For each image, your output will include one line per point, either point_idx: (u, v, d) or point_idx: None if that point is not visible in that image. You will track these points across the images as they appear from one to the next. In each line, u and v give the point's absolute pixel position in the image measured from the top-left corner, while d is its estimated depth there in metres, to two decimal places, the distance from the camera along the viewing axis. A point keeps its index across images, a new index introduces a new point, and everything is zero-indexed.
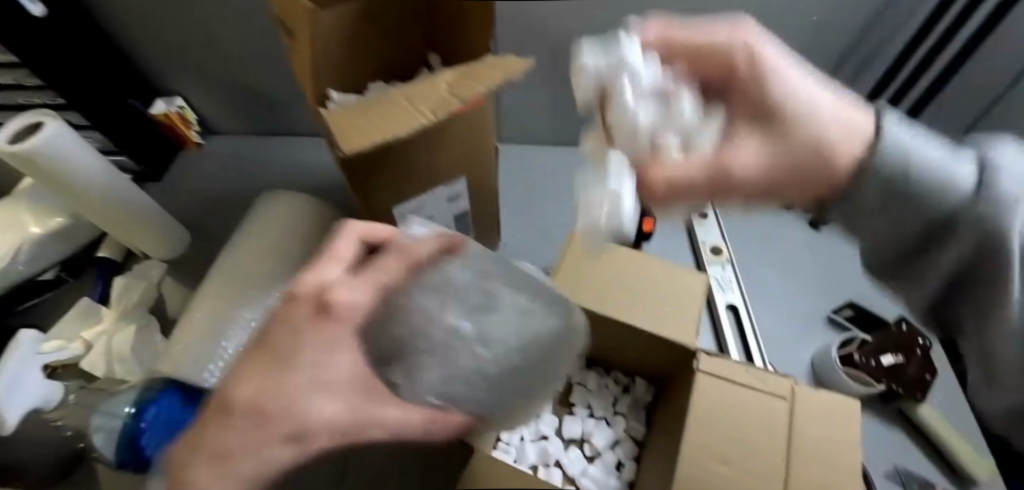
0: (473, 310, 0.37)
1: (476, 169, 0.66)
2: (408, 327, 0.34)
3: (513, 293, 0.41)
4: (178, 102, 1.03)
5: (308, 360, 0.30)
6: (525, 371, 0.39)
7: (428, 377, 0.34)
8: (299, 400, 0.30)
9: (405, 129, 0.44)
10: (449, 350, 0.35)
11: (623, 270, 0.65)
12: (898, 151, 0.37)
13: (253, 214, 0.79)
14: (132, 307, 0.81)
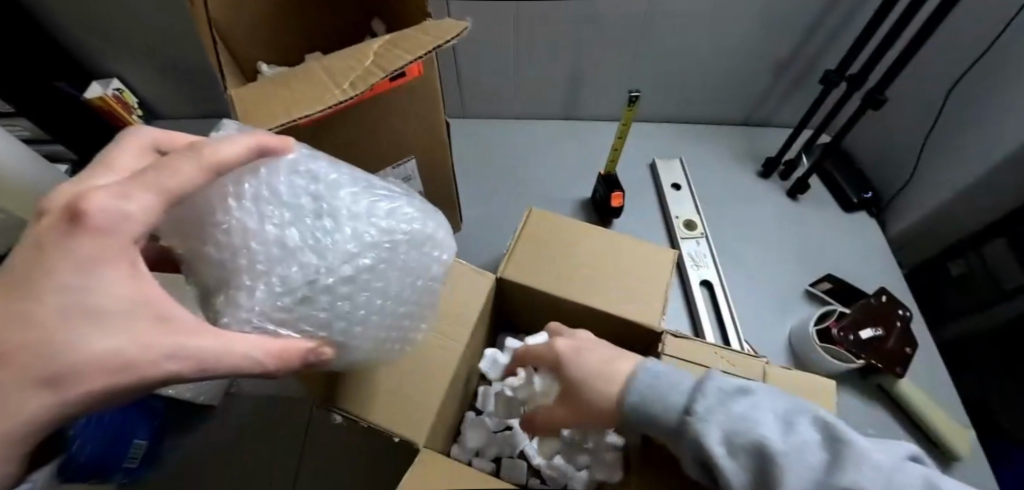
0: (301, 216, 0.32)
1: (426, 148, 0.61)
2: (218, 241, 0.30)
3: (371, 209, 0.35)
4: (114, 84, 0.95)
5: (59, 282, 0.24)
6: (382, 279, 0.34)
7: (248, 293, 0.29)
8: (57, 332, 0.24)
9: (314, 108, 0.37)
10: (272, 257, 0.30)
11: (593, 253, 0.59)
12: (643, 390, 0.37)
13: None
14: None
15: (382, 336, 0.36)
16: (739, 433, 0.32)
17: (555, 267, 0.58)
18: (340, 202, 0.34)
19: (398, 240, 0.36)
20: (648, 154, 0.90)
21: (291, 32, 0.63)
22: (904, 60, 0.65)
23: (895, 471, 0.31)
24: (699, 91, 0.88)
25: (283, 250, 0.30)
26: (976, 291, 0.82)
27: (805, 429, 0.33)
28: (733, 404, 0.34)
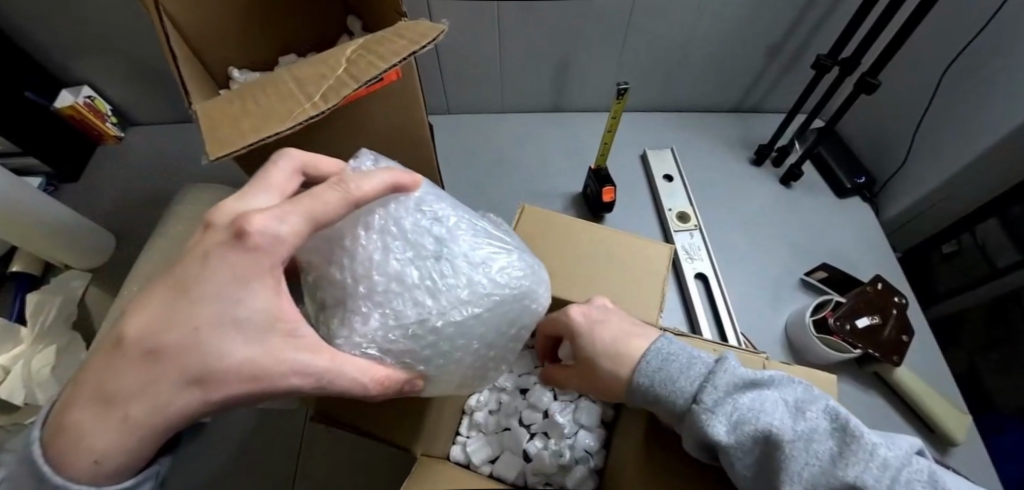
0: (422, 257, 0.37)
1: (408, 150, 0.59)
2: (348, 268, 0.35)
3: (477, 255, 0.39)
4: (85, 92, 0.91)
5: (213, 293, 0.25)
6: (483, 325, 0.38)
7: (369, 319, 0.33)
8: (208, 338, 0.25)
9: (285, 125, 0.35)
10: (389, 293, 0.35)
11: (587, 251, 0.58)
12: (652, 372, 0.36)
13: (174, 212, 0.71)
14: (50, 327, 0.73)
15: (463, 367, 0.39)
16: (745, 419, 0.30)
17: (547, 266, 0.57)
18: (458, 248, 0.39)
19: (501, 286, 0.39)
20: (639, 145, 0.89)
21: (261, 33, 0.60)
22: (897, 44, 0.64)
23: (902, 467, 0.28)
24: (688, 79, 0.86)
25: (405, 287, 0.35)
26: (968, 272, 0.82)
27: (811, 411, 0.31)
28: (736, 382, 0.32)
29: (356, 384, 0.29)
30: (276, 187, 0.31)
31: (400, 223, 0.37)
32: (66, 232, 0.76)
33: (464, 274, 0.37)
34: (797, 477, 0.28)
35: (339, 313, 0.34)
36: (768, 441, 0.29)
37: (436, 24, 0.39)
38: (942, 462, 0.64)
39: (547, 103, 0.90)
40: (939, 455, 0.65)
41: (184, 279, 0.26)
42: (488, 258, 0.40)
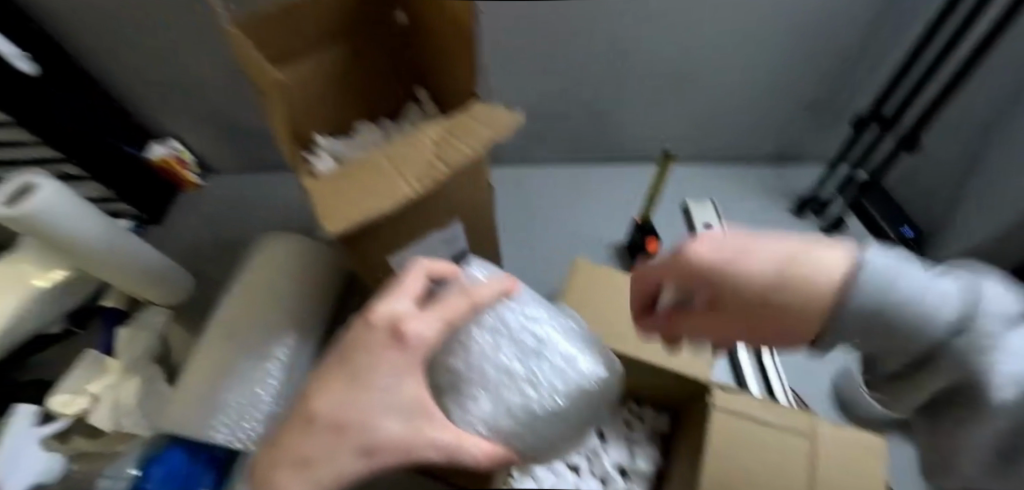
0: (524, 353, 0.41)
1: (474, 212, 0.64)
2: (465, 357, 0.40)
3: (569, 353, 0.43)
4: (173, 145, 1.03)
5: (378, 382, 0.28)
6: (569, 417, 0.41)
7: (484, 407, 0.38)
8: (372, 422, 0.28)
9: (387, 206, 0.41)
10: (499, 386, 0.39)
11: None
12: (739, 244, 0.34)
13: (252, 258, 0.78)
14: (136, 359, 0.80)
15: (547, 450, 0.42)
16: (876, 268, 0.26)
17: (601, 320, 0.60)
18: (554, 347, 0.43)
19: (587, 382, 0.42)
20: (680, 194, 0.92)
21: (343, 104, 0.67)
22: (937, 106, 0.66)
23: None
24: (727, 132, 0.90)
25: (513, 387, 0.39)
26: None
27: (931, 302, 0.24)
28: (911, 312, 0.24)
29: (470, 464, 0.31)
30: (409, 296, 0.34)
31: (507, 323, 0.43)
32: (155, 272, 0.85)
33: (558, 371, 0.41)
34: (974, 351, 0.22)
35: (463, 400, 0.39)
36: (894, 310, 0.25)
37: (514, 116, 0.46)
38: None
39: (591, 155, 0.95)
40: None
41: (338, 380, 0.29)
42: (577, 357, 0.43)
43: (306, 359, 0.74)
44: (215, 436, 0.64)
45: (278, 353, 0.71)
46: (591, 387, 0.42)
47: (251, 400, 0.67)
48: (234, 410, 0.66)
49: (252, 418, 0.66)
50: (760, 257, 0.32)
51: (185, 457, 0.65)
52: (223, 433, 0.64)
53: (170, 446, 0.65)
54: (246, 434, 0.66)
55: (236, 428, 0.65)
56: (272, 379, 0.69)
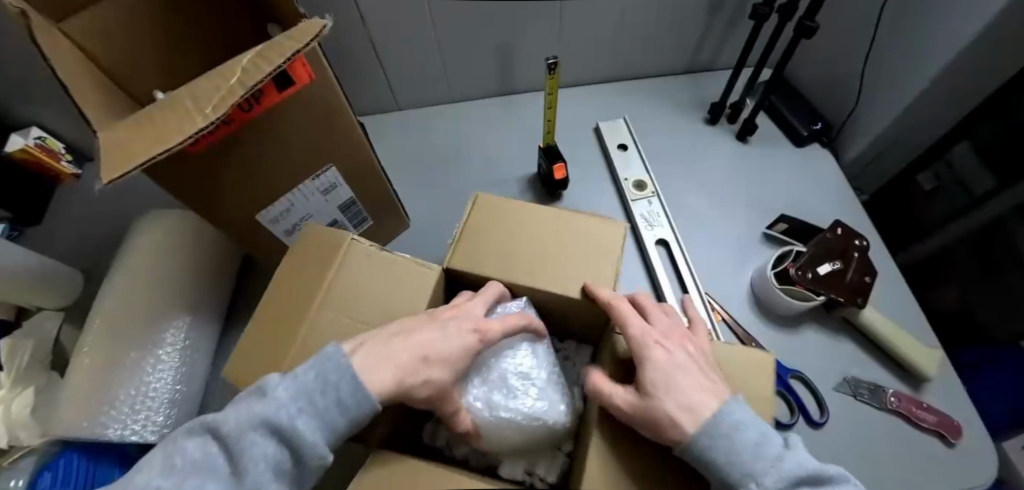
0: (516, 374, 0.46)
1: (344, 155, 0.58)
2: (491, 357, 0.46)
3: (537, 393, 0.45)
4: (34, 133, 0.90)
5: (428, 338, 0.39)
6: (502, 430, 0.44)
7: (478, 384, 0.45)
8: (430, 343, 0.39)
9: (180, 142, 0.35)
10: (494, 381, 0.45)
11: (538, 229, 0.57)
12: (716, 436, 0.34)
13: (129, 244, 0.71)
14: (25, 369, 0.73)
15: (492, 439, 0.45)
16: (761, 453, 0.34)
17: (498, 250, 0.55)
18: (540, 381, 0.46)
19: (529, 415, 0.44)
20: (590, 118, 0.88)
21: (183, 55, 0.59)
22: None
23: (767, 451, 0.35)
24: (634, 45, 0.85)
25: (502, 383, 0.45)
26: (944, 209, 0.83)
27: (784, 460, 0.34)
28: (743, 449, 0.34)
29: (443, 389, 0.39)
30: (478, 306, 0.43)
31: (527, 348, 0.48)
32: (32, 275, 0.77)
33: (520, 396, 0.45)
34: (746, 436, 0.34)
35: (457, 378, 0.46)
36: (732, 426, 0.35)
37: (326, 23, 0.39)
38: (917, 399, 0.64)
39: (496, 88, 0.90)
40: (913, 393, 0.65)
41: (409, 324, 0.40)
42: (539, 400, 0.45)
43: (204, 339, 0.70)
44: (108, 432, 0.59)
45: (169, 337, 0.66)
46: (529, 421, 0.44)
47: (146, 388, 0.62)
48: (127, 400, 0.61)
49: (149, 407, 0.62)
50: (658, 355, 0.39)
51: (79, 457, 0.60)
52: (117, 428, 0.59)
53: (65, 451, 0.60)
54: (142, 424, 0.61)
55: (131, 418, 0.60)
56: (167, 362, 0.65)
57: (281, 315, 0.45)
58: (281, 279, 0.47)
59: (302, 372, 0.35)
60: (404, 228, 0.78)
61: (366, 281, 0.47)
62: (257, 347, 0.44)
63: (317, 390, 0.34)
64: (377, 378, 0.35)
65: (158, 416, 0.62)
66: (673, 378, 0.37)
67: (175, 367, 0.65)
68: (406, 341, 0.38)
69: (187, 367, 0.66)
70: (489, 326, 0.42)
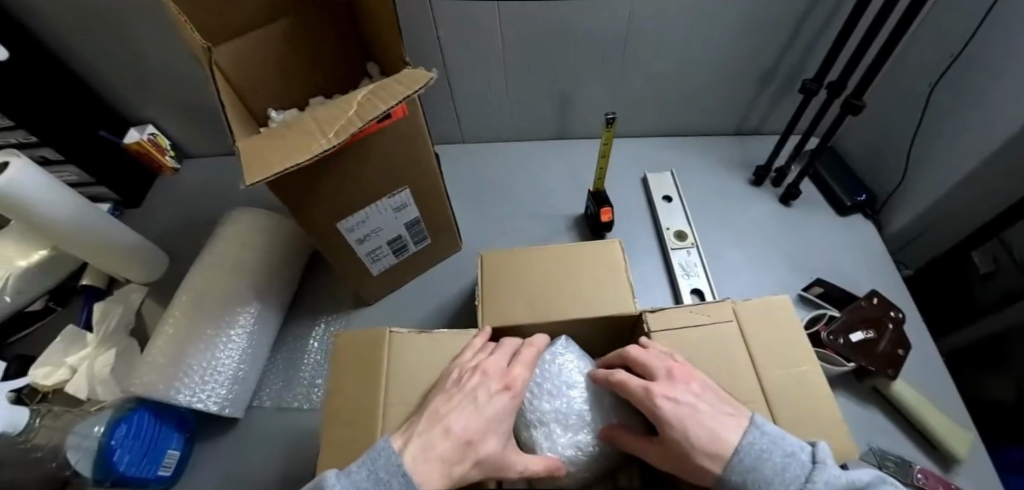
0: (579, 408, 0.50)
1: (418, 176, 0.65)
2: (553, 397, 0.50)
3: (600, 418, 0.51)
4: (149, 130, 1.05)
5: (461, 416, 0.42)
6: (586, 457, 0.49)
7: (561, 430, 0.49)
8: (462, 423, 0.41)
9: (303, 157, 0.43)
10: (566, 423, 0.49)
11: (560, 278, 0.60)
12: (746, 471, 0.36)
13: (218, 234, 0.81)
14: (110, 332, 0.83)
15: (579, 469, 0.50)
16: (795, 473, 0.35)
17: (528, 295, 0.58)
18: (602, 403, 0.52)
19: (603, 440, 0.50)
20: (638, 168, 0.94)
21: (296, 81, 0.70)
22: (877, 67, 0.68)
23: (820, 471, 0.35)
24: (687, 104, 0.91)
25: (581, 425, 0.50)
26: (1000, 292, 0.77)
27: (829, 479, 0.34)
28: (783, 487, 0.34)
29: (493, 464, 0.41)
30: (497, 364, 0.47)
31: (577, 382, 0.52)
32: (124, 250, 0.88)
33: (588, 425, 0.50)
34: (778, 473, 0.35)
35: (529, 428, 0.49)
36: (757, 462, 0.36)
37: (430, 74, 0.47)
38: (946, 479, 0.63)
39: (553, 132, 0.97)
40: (942, 473, 0.64)
41: (439, 404, 0.43)
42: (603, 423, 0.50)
43: (268, 326, 0.78)
44: (178, 395, 0.66)
45: (240, 319, 0.74)
46: (606, 444, 0.50)
47: (215, 360, 0.70)
48: (196, 369, 0.68)
49: (215, 380, 0.70)
50: (660, 406, 0.40)
51: (149, 416, 0.67)
52: (185, 393, 0.67)
53: (136, 407, 0.67)
54: (207, 395, 0.69)
55: (198, 387, 0.68)
56: (234, 342, 0.73)
57: (349, 407, 0.49)
58: (344, 370, 0.51)
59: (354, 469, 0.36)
60: (456, 249, 0.85)
61: (417, 366, 0.51)
62: (346, 449, 0.46)
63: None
64: (424, 471, 0.37)
65: (219, 387, 0.70)
66: (683, 435, 0.38)
67: (241, 347, 0.73)
68: (443, 422, 0.41)
69: (251, 348, 0.74)
70: (512, 373, 0.47)
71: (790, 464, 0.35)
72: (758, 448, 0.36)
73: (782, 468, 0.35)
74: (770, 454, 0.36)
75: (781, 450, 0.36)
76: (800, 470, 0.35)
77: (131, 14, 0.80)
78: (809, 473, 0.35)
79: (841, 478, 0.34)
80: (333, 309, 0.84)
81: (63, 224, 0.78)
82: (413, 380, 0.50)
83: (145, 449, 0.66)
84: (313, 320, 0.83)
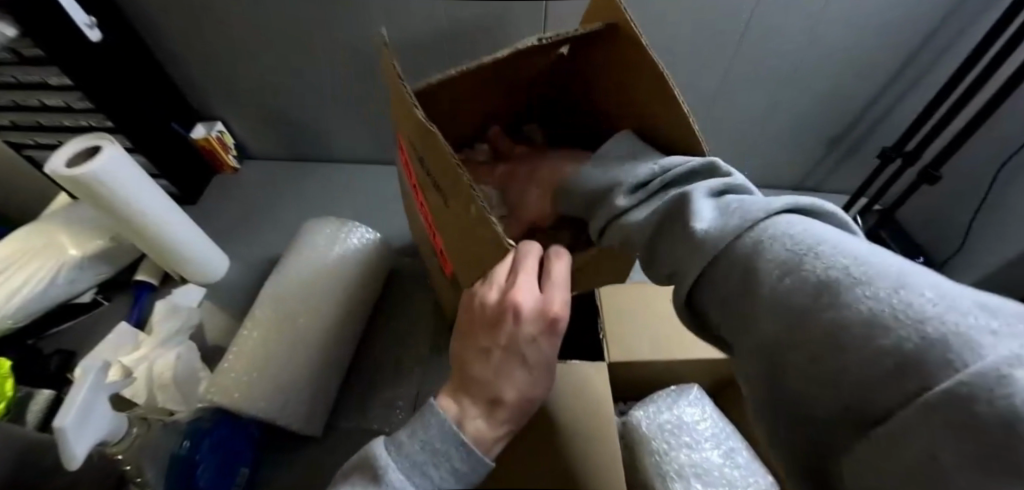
0: (717, 463, 0.52)
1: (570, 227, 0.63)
2: (688, 453, 0.52)
3: (742, 474, 0.52)
4: (218, 127, 1.01)
5: (483, 375, 0.39)
6: None
7: (700, 486, 0.50)
8: (473, 370, 0.39)
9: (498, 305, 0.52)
10: (710, 479, 0.51)
11: (679, 315, 0.62)
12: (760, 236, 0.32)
13: (302, 239, 0.79)
14: (173, 334, 0.77)
15: None
16: (831, 261, 0.27)
17: (647, 332, 0.61)
18: (740, 457, 0.54)
19: None
20: None
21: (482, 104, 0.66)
22: (956, 144, 0.75)
23: (867, 258, 0.27)
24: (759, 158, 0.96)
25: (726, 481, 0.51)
26: None
27: (883, 283, 0.25)
28: (845, 312, 0.25)
29: (508, 390, 0.38)
30: (522, 366, 0.38)
31: (710, 437, 0.54)
32: (194, 249, 0.85)
33: (733, 481, 0.51)
34: (814, 272, 0.27)
35: (669, 480, 0.51)
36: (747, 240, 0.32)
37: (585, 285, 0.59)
38: None
39: None
40: None
41: (470, 352, 0.39)
42: (749, 480, 0.52)
43: (351, 340, 0.76)
44: (260, 410, 0.64)
45: (327, 333, 0.73)
46: None
47: (302, 372, 0.69)
48: (284, 381, 0.67)
49: (297, 396, 0.67)
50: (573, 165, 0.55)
51: (229, 429, 0.66)
52: (268, 409, 0.65)
53: (216, 421, 0.65)
54: (285, 413, 0.66)
55: (274, 406, 0.65)
56: (319, 354, 0.71)
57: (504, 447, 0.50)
58: None
59: (408, 443, 0.38)
60: None
61: (559, 399, 0.53)
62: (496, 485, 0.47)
63: (430, 461, 0.37)
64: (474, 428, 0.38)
65: (301, 403, 0.67)
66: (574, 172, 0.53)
67: (327, 361, 0.71)
68: (473, 375, 0.39)
69: (335, 361, 0.73)
70: (554, 306, 0.38)
71: (815, 279, 0.27)
72: (762, 229, 0.32)
73: (785, 249, 0.30)
74: (759, 243, 0.31)
75: (822, 251, 0.28)
76: (845, 273, 0.26)
77: (238, 17, 0.79)
78: (852, 269, 0.26)
79: (863, 276, 0.25)
80: (411, 328, 0.83)
81: (144, 217, 0.76)
82: (554, 416, 0.52)
83: (223, 465, 0.63)
84: (390, 335, 0.82)
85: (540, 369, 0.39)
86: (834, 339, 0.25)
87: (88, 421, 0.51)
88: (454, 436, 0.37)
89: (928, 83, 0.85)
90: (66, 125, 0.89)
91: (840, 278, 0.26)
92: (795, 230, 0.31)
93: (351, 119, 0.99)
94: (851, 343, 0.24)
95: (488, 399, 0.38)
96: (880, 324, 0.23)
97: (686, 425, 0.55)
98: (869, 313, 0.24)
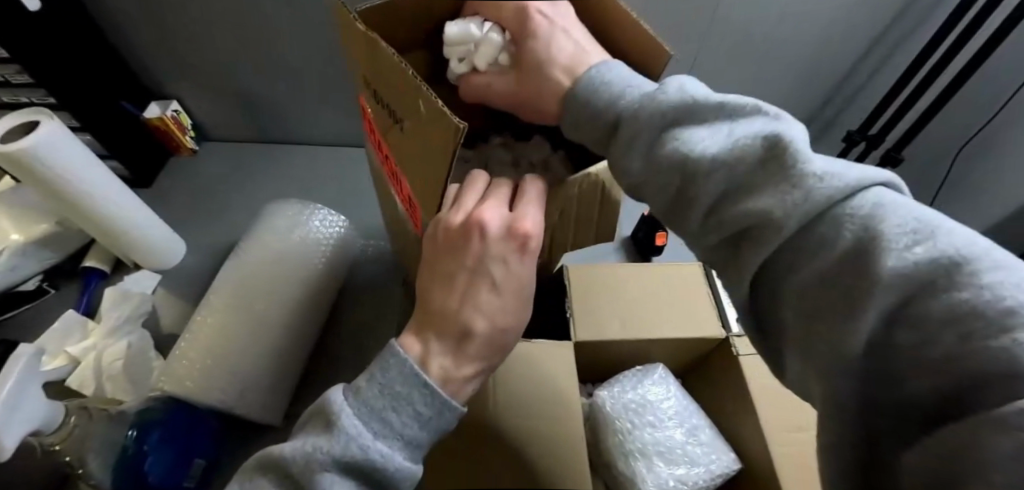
0: (679, 443, 0.53)
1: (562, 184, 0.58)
2: (652, 433, 0.52)
3: (702, 452, 0.53)
4: (173, 106, 0.96)
5: (447, 305, 0.36)
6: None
7: (663, 464, 0.51)
8: (437, 301, 0.36)
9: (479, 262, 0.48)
10: (671, 458, 0.52)
11: (650, 291, 0.62)
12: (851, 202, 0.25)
13: (263, 222, 0.76)
14: (124, 321, 0.73)
15: None
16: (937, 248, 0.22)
17: (616, 312, 0.60)
18: (702, 435, 0.54)
19: (710, 474, 0.52)
20: None
21: None
22: (919, 128, 0.76)
23: (983, 253, 0.21)
24: None
25: (685, 459, 0.52)
26: None
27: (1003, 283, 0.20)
28: (951, 306, 0.20)
29: (476, 321, 0.35)
30: (489, 293, 0.35)
31: (674, 415, 0.54)
32: (148, 234, 0.81)
33: (693, 459, 0.52)
34: (905, 255, 0.22)
35: (632, 460, 0.51)
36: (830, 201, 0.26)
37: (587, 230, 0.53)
38: None
39: None
40: None
41: (437, 282, 0.37)
42: (709, 458, 0.53)
43: (314, 325, 0.73)
44: (217, 398, 0.62)
45: (289, 317, 0.70)
46: (713, 479, 0.52)
47: (262, 358, 0.66)
48: (242, 367, 0.65)
49: (255, 383, 0.65)
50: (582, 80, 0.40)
51: (180, 418, 0.64)
52: (224, 397, 0.62)
53: (166, 411, 0.63)
54: (242, 400, 0.64)
55: (230, 394, 0.63)
56: (280, 340, 0.68)
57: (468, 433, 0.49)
58: None
59: (365, 388, 0.33)
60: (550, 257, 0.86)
61: (520, 381, 0.53)
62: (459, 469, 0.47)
63: (389, 405, 0.32)
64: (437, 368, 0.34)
65: (260, 391, 0.65)
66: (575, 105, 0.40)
67: (289, 347, 0.69)
68: (438, 306, 0.36)
69: (297, 347, 0.70)
70: (522, 222, 0.35)
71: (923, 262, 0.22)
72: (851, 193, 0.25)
73: (880, 224, 0.24)
74: (847, 211, 0.25)
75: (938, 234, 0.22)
76: (958, 263, 0.21)
77: None
78: (975, 266, 0.21)
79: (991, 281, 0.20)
80: (378, 313, 0.81)
81: (89, 198, 0.71)
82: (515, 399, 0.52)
83: (174, 456, 0.61)
84: (356, 321, 0.80)
85: (512, 293, 0.36)
86: (926, 338, 0.21)
87: (15, 412, 0.48)
88: (416, 376, 0.33)
89: (895, 68, 0.86)
90: (5, 102, 0.83)
91: (948, 273, 0.21)
92: (893, 204, 0.24)
93: (316, 99, 0.95)
94: (959, 355, 0.20)
95: (454, 330, 0.35)
96: (989, 328, 0.19)
97: (652, 405, 0.55)
98: (986, 316, 0.19)
